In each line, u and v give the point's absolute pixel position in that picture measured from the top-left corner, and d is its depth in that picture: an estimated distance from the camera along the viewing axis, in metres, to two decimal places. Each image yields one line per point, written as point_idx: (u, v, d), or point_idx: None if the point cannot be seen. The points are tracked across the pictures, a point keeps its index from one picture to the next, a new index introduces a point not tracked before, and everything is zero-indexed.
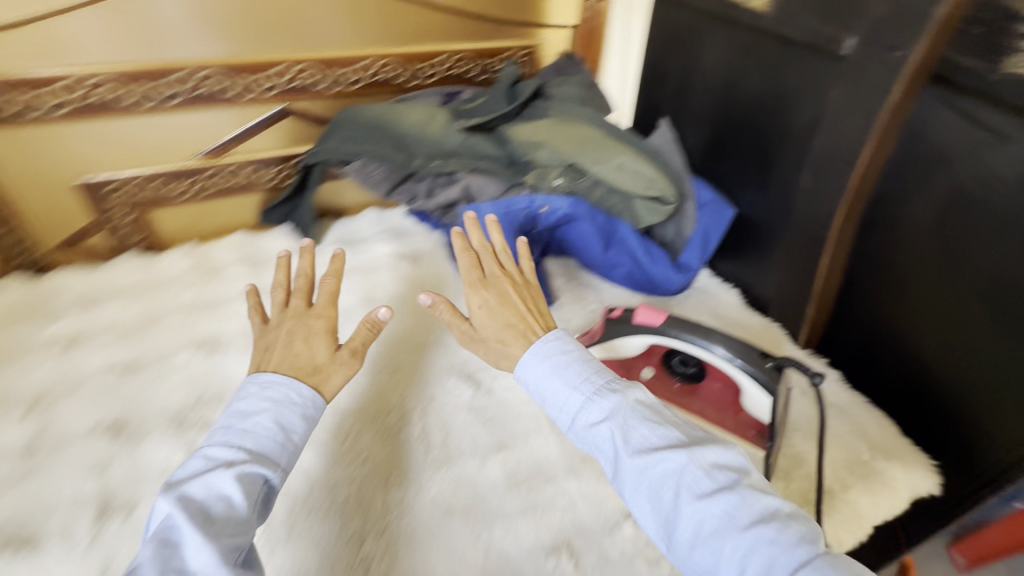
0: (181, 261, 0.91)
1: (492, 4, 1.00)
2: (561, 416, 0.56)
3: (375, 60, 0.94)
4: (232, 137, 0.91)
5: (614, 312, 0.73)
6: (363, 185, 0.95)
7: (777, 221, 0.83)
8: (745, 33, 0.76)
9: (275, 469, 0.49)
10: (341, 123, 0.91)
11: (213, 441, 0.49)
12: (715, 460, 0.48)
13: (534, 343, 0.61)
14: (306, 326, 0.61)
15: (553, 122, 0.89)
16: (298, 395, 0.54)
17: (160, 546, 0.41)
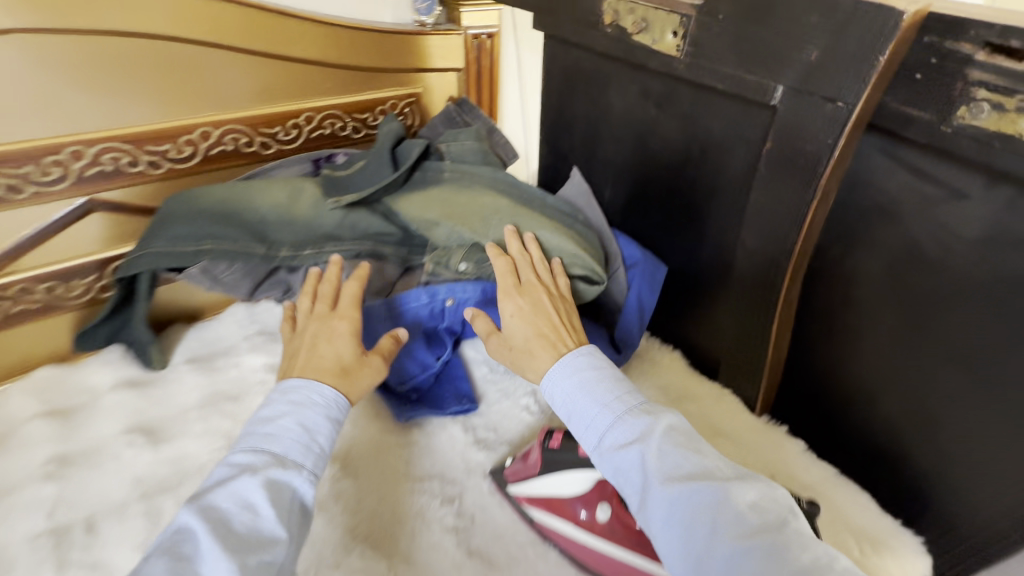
0: None
1: (358, 51, 0.83)
2: (583, 432, 0.55)
3: (212, 127, 0.75)
4: (8, 251, 0.68)
5: (555, 439, 0.61)
6: (212, 289, 0.73)
7: (714, 279, 0.74)
8: (656, 79, 0.67)
9: (300, 471, 0.50)
10: (172, 216, 0.69)
11: (238, 448, 0.51)
12: (753, 500, 0.47)
13: (565, 355, 0.60)
14: (330, 329, 0.62)
15: (456, 194, 0.75)
16: (321, 398, 0.55)
17: (172, 561, 0.41)
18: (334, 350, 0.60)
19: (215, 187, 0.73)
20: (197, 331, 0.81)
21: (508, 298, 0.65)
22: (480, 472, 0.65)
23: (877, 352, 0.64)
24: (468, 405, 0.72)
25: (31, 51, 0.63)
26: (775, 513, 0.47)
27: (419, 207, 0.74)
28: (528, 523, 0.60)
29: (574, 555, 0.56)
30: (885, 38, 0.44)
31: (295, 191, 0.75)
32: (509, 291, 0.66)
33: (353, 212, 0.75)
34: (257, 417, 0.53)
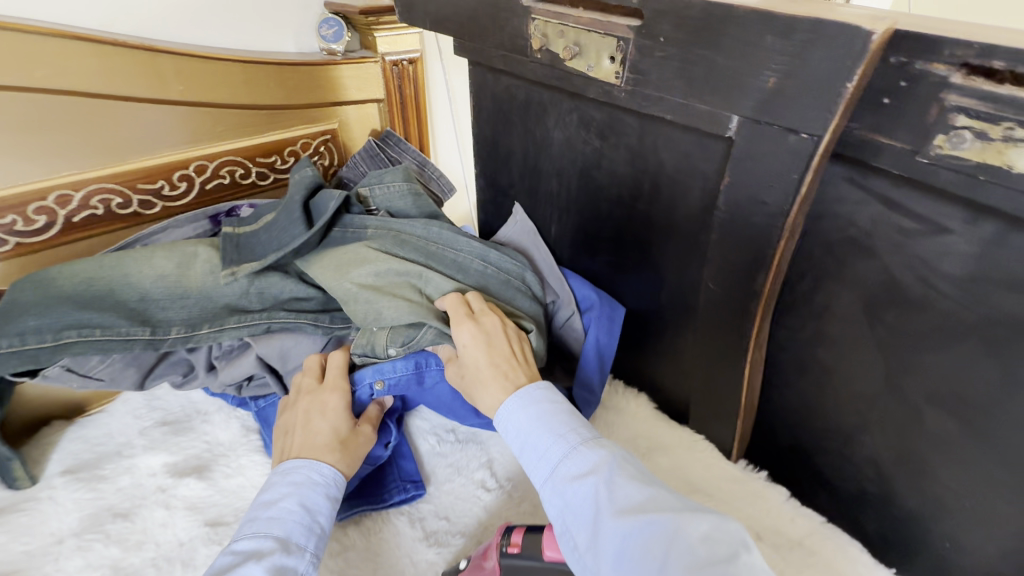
0: None
1: (254, 89, 0.73)
2: (535, 464, 0.49)
3: (74, 190, 0.64)
4: None
5: (512, 545, 0.51)
6: (88, 385, 0.62)
7: (675, 319, 0.68)
8: (596, 108, 0.61)
9: (302, 557, 0.47)
10: (20, 307, 0.58)
11: (240, 534, 0.48)
12: (708, 532, 0.41)
13: (525, 388, 0.53)
14: (320, 403, 0.57)
15: (376, 258, 0.63)
16: (321, 475, 0.52)
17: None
18: (328, 426, 0.55)
19: (82, 262, 0.62)
20: (78, 429, 0.68)
21: (462, 326, 0.57)
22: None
23: (855, 392, 0.60)
24: (414, 491, 0.63)
25: None
26: (728, 545, 0.40)
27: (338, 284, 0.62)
28: None
29: None
30: (854, 61, 0.38)
31: (184, 258, 0.64)
32: (467, 316, 0.58)
33: (264, 275, 0.64)
34: (259, 499, 0.50)
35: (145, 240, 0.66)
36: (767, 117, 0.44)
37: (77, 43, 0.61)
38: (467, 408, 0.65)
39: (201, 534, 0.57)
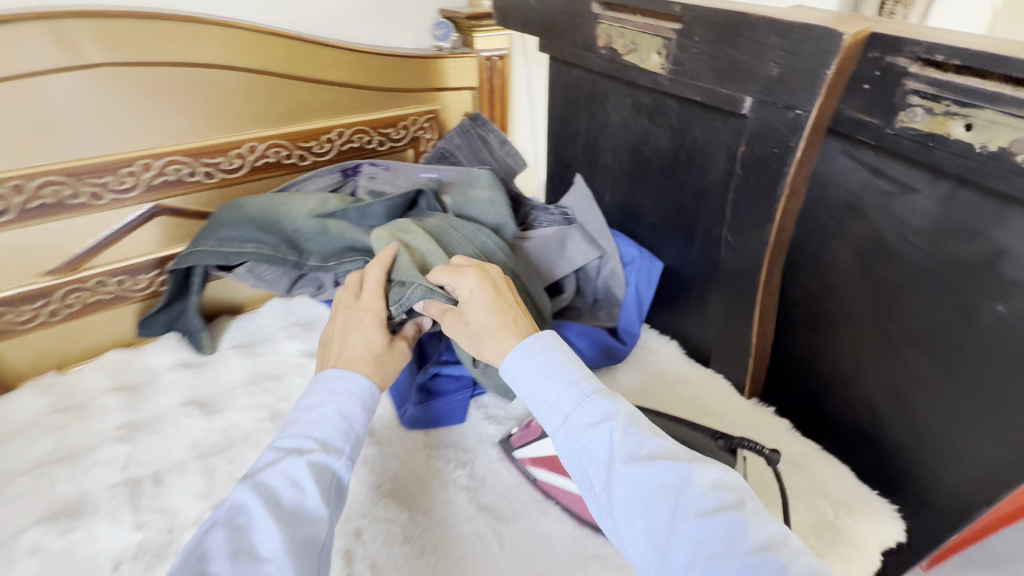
0: (38, 399, 0.77)
1: (384, 74, 0.93)
2: (547, 412, 0.51)
3: (257, 142, 0.86)
4: (88, 248, 0.78)
5: None
6: (256, 286, 0.86)
7: (704, 275, 0.82)
8: (646, 94, 0.76)
9: (339, 456, 0.53)
10: (222, 223, 0.81)
11: (284, 434, 0.54)
12: (714, 479, 0.45)
13: (534, 335, 0.56)
14: (356, 319, 0.65)
15: (416, 230, 0.74)
16: (356, 390, 0.58)
17: (232, 534, 0.45)
18: (363, 339, 0.63)
19: (257, 196, 0.86)
20: (240, 321, 0.92)
21: (467, 274, 0.62)
22: (490, 442, 0.73)
23: (848, 337, 0.70)
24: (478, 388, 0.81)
25: (113, 81, 0.73)
26: (733, 492, 0.45)
27: (381, 242, 0.72)
28: (533, 483, 0.67)
29: (575, 510, 0.63)
30: (832, 54, 0.52)
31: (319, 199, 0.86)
32: (473, 266, 0.63)
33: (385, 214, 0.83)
34: (301, 405, 0.57)
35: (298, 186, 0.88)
36: (772, 96, 0.58)
37: (267, 36, 0.81)
38: None
39: None
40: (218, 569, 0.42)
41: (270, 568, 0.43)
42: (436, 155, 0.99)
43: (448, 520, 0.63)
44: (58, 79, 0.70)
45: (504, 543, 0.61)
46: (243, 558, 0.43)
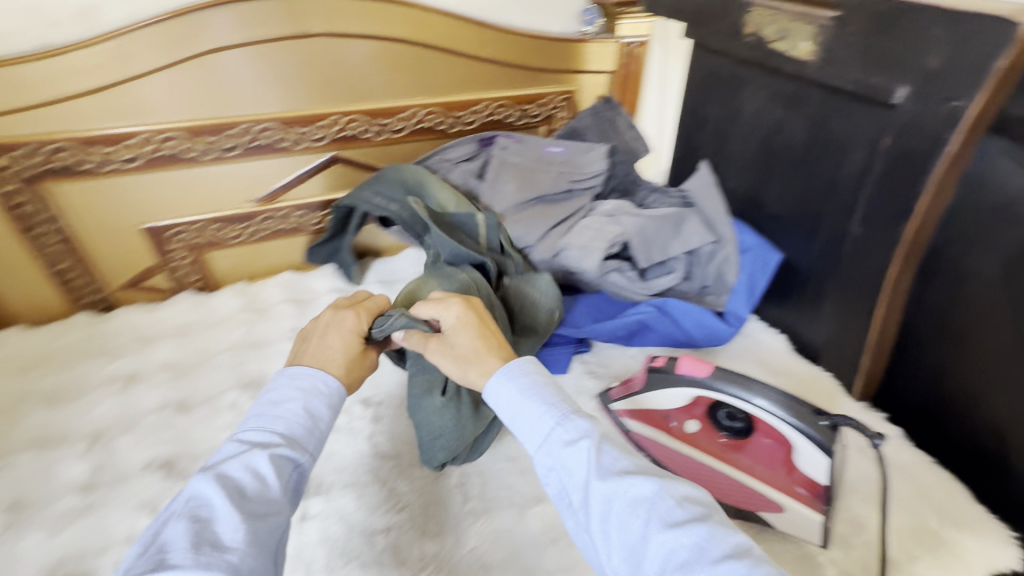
0: (233, 299, 0.96)
1: (533, 54, 1.02)
2: (527, 432, 0.50)
3: (419, 109, 0.97)
4: (282, 184, 0.94)
5: (657, 359, 0.68)
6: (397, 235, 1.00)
7: (825, 269, 0.81)
8: (789, 83, 0.78)
9: (304, 454, 0.49)
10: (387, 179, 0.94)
11: (246, 426, 0.50)
12: (684, 494, 0.44)
13: (513, 359, 0.55)
14: (339, 321, 0.61)
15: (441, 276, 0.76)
16: (326, 387, 0.54)
17: (191, 527, 0.40)
18: (340, 341, 0.58)
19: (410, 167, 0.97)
20: (381, 262, 1.08)
21: (451, 304, 0.60)
22: (589, 394, 0.79)
23: (982, 351, 0.64)
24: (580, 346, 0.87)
25: (295, 53, 0.86)
26: (702, 507, 0.43)
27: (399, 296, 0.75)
28: (624, 435, 0.70)
29: (664, 466, 0.66)
30: (1004, 49, 0.54)
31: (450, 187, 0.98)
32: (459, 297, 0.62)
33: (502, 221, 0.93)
34: (265, 400, 0.52)
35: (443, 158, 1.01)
36: (932, 86, 0.60)
37: (432, 16, 0.92)
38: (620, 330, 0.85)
39: None
40: (177, 562, 0.38)
41: (232, 559, 0.39)
42: (567, 133, 1.07)
43: None
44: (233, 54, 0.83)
45: None
46: (204, 548, 0.39)
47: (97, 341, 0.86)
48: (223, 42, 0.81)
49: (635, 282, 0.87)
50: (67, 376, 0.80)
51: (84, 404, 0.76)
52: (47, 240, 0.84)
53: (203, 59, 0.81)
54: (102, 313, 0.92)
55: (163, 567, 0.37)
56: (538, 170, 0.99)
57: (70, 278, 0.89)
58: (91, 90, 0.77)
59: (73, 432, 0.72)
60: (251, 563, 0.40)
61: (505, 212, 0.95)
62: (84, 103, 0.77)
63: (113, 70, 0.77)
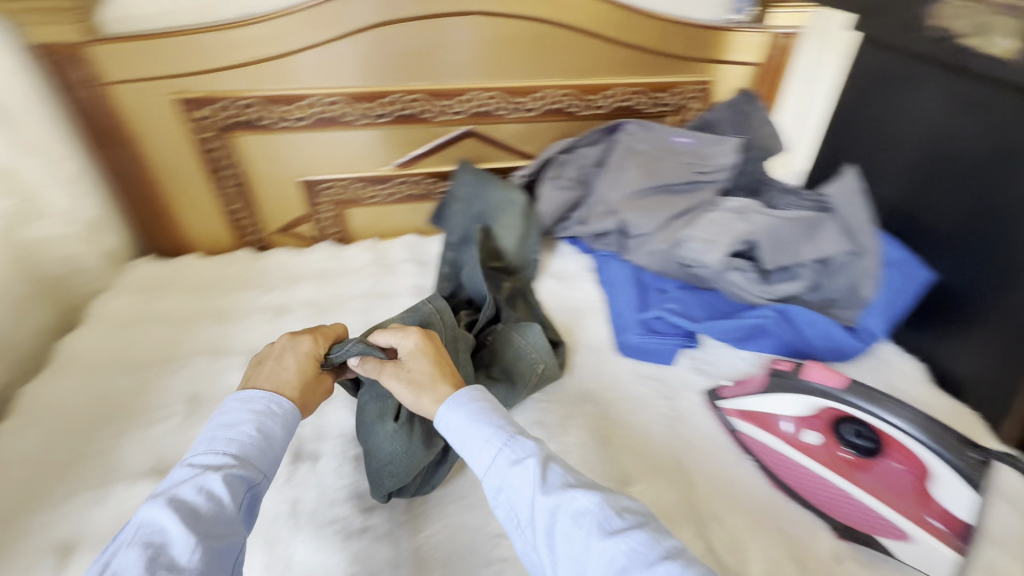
0: (364, 253, 1.05)
1: (677, 42, 0.99)
2: (474, 456, 0.50)
3: (554, 90, 1.00)
4: (420, 152, 1.02)
5: (780, 364, 0.68)
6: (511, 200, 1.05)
7: (982, 294, 0.74)
8: (973, 83, 0.72)
9: (259, 474, 0.48)
10: (486, 181, 0.97)
11: (195, 450, 0.48)
12: (623, 505, 0.45)
13: (462, 388, 0.56)
14: (295, 345, 0.61)
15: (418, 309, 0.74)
16: (280, 407, 0.53)
17: (143, 553, 0.39)
18: (296, 365, 0.59)
19: (496, 191, 0.96)
20: None
21: (409, 333, 0.61)
22: (695, 390, 0.78)
23: None
24: (688, 341, 0.83)
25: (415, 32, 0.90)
26: (641, 516, 0.45)
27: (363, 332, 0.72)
28: (730, 433, 0.70)
29: (771, 472, 0.65)
30: None
31: (527, 215, 0.97)
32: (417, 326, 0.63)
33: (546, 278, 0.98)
34: (216, 422, 0.50)
35: (572, 142, 1.02)
36: None
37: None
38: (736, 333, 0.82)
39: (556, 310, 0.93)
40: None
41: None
42: (699, 124, 1.04)
43: (647, 437, 0.71)
44: (364, 36, 0.89)
45: (695, 470, 0.67)
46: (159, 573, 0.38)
47: (255, 274, 0.99)
48: (361, 24, 0.87)
49: (755, 284, 0.83)
50: (231, 300, 0.93)
51: (244, 326, 0.88)
52: (227, 182, 0.98)
53: (335, 45, 0.88)
54: (260, 252, 1.06)
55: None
56: (663, 159, 0.97)
57: (239, 218, 1.03)
58: (251, 61, 0.87)
59: (235, 347, 0.84)
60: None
61: (626, 199, 0.95)
62: (245, 75, 0.88)
63: (281, 42, 0.86)
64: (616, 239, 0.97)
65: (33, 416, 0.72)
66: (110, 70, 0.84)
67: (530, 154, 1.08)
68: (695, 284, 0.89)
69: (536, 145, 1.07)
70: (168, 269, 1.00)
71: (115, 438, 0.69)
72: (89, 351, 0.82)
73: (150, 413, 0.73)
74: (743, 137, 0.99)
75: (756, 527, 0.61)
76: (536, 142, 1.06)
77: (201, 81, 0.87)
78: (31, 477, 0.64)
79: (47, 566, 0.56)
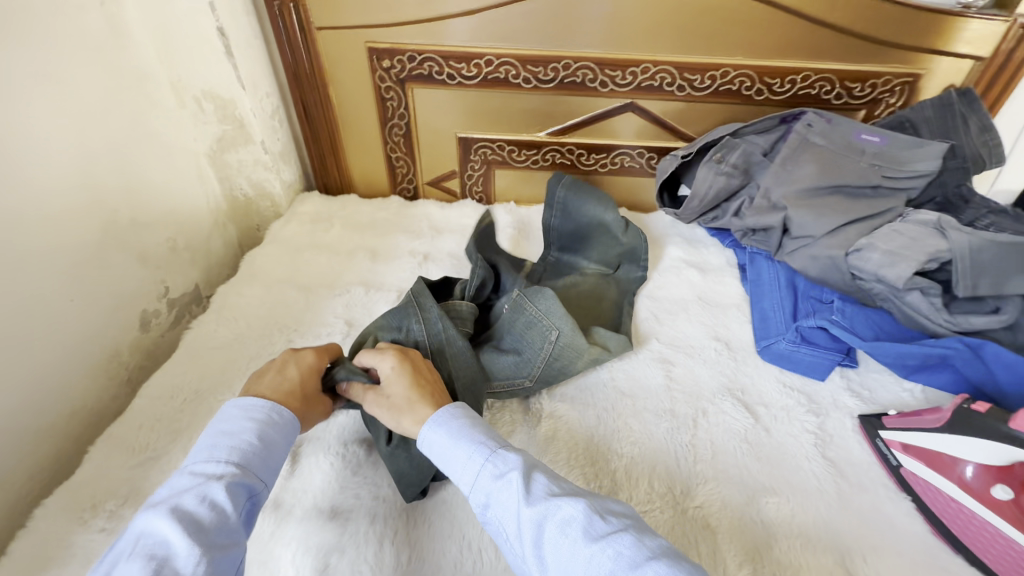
0: (503, 216, 1.08)
1: (889, 24, 0.88)
2: (459, 473, 0.52)
3: (733, 69, 0.93)
4: (575, 122, 1.02)
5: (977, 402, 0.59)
6: (659, 178, 1.00)
7: None
8: None
9: (256, 482, 0.50)
10: (579, 191, 0.94)
11: (194, 459, 0.50)
12: (607, 509, 0.47)
13: (442, 408, 0.58)
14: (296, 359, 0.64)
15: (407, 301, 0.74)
16: (278, 417, 0.56)
17: (149, 564, 0.40)
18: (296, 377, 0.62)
19: (591, 206, 0.92)
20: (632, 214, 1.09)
21: (386, 356, 0.63)
22: (847, 412, 0.72)
23: None
24: (847, 359, 0.77)
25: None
26: (629, 522, 0.46)
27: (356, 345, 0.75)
28: (889, 467, 0.64)
29: (935, 517, 0.59)
30: None
31: (623, 223, 0.93)
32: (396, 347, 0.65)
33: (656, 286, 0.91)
34: (216, 431, 0.53)
35: (740, 130, 0.95)
36: None
37: None
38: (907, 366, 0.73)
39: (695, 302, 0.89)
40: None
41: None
42: (895, 121, 0.92)
43: (787, 450, 0.67)
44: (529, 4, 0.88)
45: (841, 497, 0.62)
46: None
47: (405, 221, 1.06)
48: None
49: (940, 310, 0.73)
50: (384, 241, 1.01)
51: (393, 266, 0.95)
52: (394, 132, 1.06)
53: (500, 11, 0.89)
54: (411, 202, 1.14)
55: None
56: (844, 159, 0.87)
57: (399, 166, 1.11)
58: (427, 18, 0.91)
59: (386, 284, 0.91)
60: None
61: (794, 195, 0.87)
62: (410, 31, 0.93)
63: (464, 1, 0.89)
64: (774, 238, 0.88)
65: (224, 313, 0.84)
66: (317, 16, 0.93)
67: (689, 136, 1.03)
68: (860, 299, 0.81)
69: (697, 127, 1.02)
70: (332, 206, 1.10)
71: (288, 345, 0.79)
72: (267, 267, 0.94)
73: (315, 329, 0.81)
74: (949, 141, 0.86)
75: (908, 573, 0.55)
76: (698, 125, 1.01)
77: (388, 33, 0.93)
78: (222, 363, 0.75)
79: None
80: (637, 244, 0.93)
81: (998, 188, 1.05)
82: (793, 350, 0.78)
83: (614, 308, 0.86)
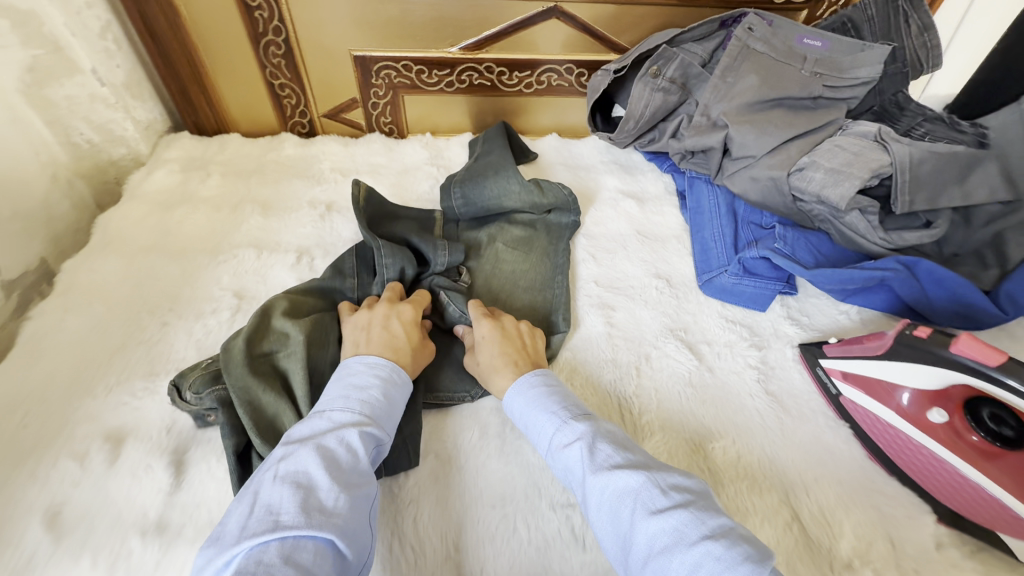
0: (420, 151, 0.94)
1: None
2: (537, 438, 0.53)
3: None
4: (492, 34, 0.87)
5: (920, 329, 0.56)
6: (591, 99, 0.89)
7: None
8: None
9: (387, 435, 0.51)
10: (479, 179, 0.81)
11: (330, 405, 0.51)
12: (673, 482, 0.44)
13: (521, 376, 0.58)
14: (397, 315, 0.63)
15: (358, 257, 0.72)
16: (399, 377, 0.56)
17: (296, 492, 0.42)
18: (403, 331, 0.61)
19: (496, 188, 0.80)
20: (565, 142, 0.98)
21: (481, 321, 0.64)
22: (787, 341, 0.69)
23: None
24: (787, 288, 0.74)
25: None
26: (692, 495, 0.43)
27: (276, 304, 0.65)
28: (828, 396, 0.63)
29: (871, 441, 0.59)
30: None
31: (537, 188, 0.81)
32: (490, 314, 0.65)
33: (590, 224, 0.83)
34: (346, 382, 0.54)
35: (677, 38, 0.84)
36: None
37: None
38: (842, 292, 0.71)
39: (633, 236, 0.82)
40: (292, 524, 0.39)
41: (339, 524, 0.41)
42: (837, 22, 0.84)
43: (732, 391, 0.64)
44: None
45: (784, 434, 0.60)
46: (314, 514, 0.41)
47: (303, 164, 0.90)
48: None
49: (878, 228, 0.70)
50: (278, 190, 0.85)
51: (290, 221, 0.80)
52: (272, 52, 0.86)
53: None
54: (307, 139, 0.97)
55: (279, 529, 0.39)
56: (784, 67, 0.79)
57: (285, 96, 0.93)
58: None
59: (282, 244, 0.77)
60: (353, 532, 0.42)
61: (736, 111, 0.79)
62: None
63: None
64: (715, 157, 0.81)
65: (76, 296, 0.67)
66: None
67: (622, 46, 0.91)
68: (800, 222, 0.77)
69: (630, 35, 0.90)
70: (207, 150, 0.91)
71: (163, 329, 0.65)
72: (129, 231, 0.76)
73: (197, 305, 0.68)
74: (891, 44, 0.79)
75: (848, 503, 0.54)
76: (631, 33, 0.89)
77: None
78: (79, 361, 0.61)
79: (99, 453, 0.54)
80: (556, 190, 0.82)
81: (927, 94, 1.02)
82: (733, 281, 0.73)
83: (547, 253, 0.78)
